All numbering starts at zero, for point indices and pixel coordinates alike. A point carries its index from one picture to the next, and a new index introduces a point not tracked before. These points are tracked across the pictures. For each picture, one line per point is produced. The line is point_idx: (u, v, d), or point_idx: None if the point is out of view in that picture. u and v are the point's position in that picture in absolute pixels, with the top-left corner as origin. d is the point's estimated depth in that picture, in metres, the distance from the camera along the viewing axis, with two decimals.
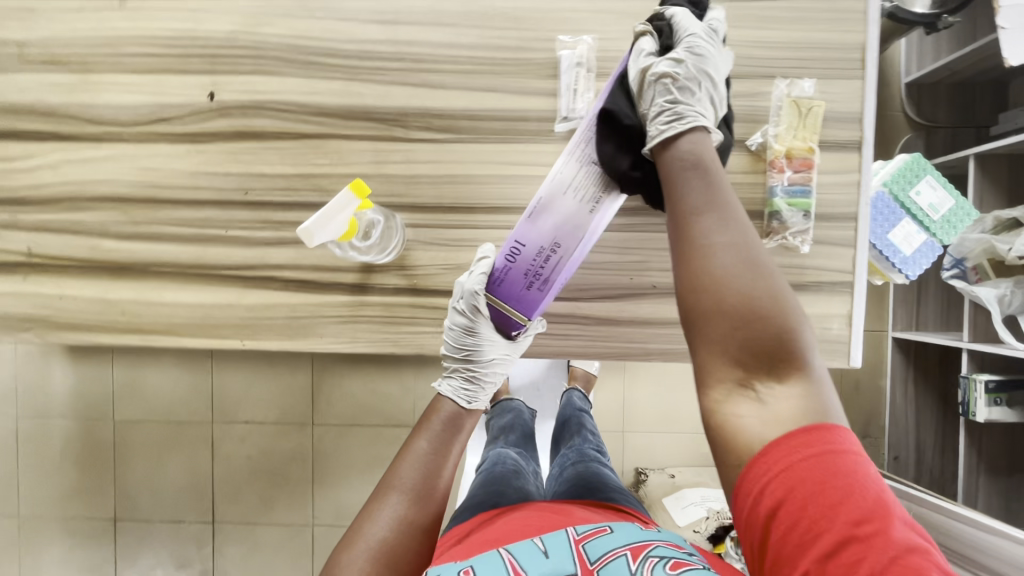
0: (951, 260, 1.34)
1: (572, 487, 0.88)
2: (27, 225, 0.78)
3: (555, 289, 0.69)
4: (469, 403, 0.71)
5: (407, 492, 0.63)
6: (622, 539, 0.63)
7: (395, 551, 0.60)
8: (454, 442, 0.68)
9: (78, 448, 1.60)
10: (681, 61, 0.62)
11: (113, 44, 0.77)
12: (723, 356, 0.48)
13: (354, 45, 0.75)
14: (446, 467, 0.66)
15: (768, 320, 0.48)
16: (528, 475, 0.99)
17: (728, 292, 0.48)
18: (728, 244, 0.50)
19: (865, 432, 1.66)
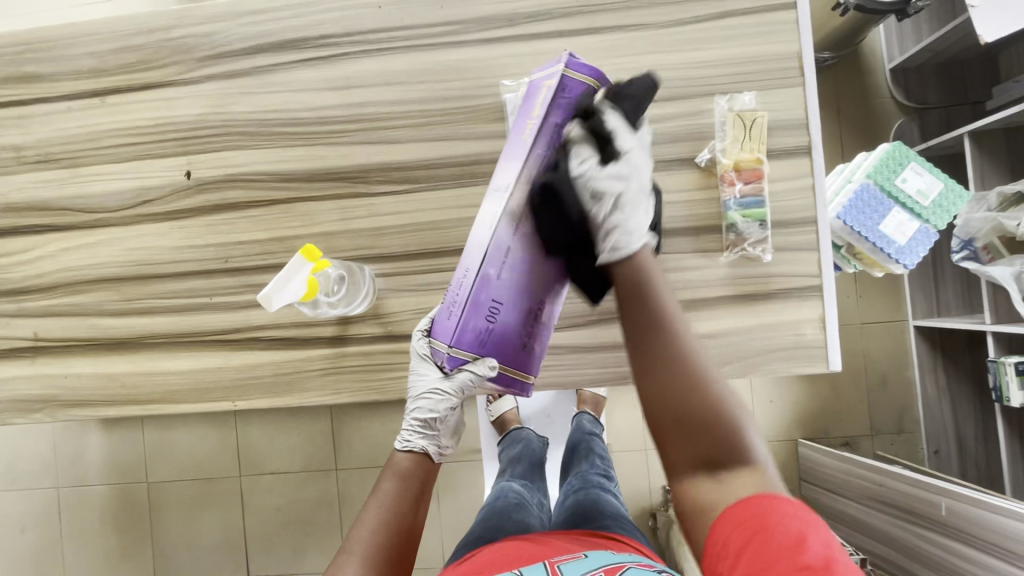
0: (959, 241, 1.31)
1: (572, 519, 0.88)
2: (32, 311, 0.84)
3: (474, 313, 0.64)
4: (403, 444, 0.73)
5: (365, 554, 0.63)
6: (597, 562, 0.64)
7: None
8: (411, 493, 0.70)
9: (115, 512, 1.65)
10: (625, 177, 0.58)
11: (96, 138, 0.83)
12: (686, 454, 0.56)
13: (313, 113, 0.80)
14: (401, 526, 0.67)
15: (716, 427, 0.55)
16: (533, 508, 0.98)
17: (690, 401, 0.54)
18: (682, 354, 0.55)
19: (900, 428, 1.60)
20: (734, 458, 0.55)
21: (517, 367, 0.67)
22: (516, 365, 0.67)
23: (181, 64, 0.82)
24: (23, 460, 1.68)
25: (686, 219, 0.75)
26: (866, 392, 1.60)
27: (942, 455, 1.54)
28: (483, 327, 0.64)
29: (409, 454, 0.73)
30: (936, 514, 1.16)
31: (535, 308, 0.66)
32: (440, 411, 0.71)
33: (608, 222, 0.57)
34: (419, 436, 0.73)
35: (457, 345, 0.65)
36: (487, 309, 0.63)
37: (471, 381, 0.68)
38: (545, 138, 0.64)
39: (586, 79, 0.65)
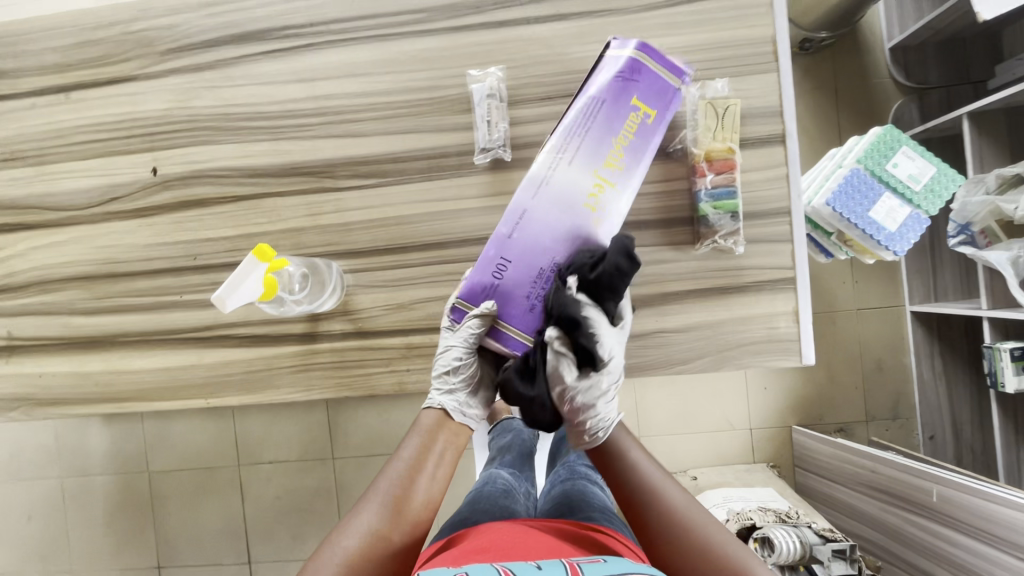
0: (956, 226, 1.27)
1: (558, 508, 0.82)
2: (6, 310, 0.84)
3: (484, 269, 0.64)
4: (427, 403, 0.68)
5: (381, 503, 0.58)
6: (617, 567, 0.55)
7: (362, 561, 0.55)
8: (440, 458, 0.64)
9: (117, 501, 1.68)
10: (604, 389, 0.59)
11: (62, 134, 0.82)
12: None
13: (278, 106, 0.79)
14: (423, 482, 0.61)
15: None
16: (520, 496, 0.92)
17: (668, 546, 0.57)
18: (652, 504, 0.59)
19: (895, 414, 1.58)
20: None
21: (519, 325, 0.64)
22: (524, 327, 0.64)
23: (144, 58, 0.80)
24: (24, 452, 1.70)
25: (657, 211, 0.73)
26: (863, 378, 1.59)
27: (937, 440, 1.53)
28: (489, 284, 0.64)
29: (430, 412, 0.67)
30: (927, 500, 1.15)
31: (547, 270, 0.63)
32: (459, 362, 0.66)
33: (585, 426, 0.61)
34: (440, 393, 0.68)
35: (462, 297, 0.64)
36: (495, 266, 0.63)
37: (471, 331, 0.64)
38: (576, 111, 0.64)
39: (633, 53, 0.64)
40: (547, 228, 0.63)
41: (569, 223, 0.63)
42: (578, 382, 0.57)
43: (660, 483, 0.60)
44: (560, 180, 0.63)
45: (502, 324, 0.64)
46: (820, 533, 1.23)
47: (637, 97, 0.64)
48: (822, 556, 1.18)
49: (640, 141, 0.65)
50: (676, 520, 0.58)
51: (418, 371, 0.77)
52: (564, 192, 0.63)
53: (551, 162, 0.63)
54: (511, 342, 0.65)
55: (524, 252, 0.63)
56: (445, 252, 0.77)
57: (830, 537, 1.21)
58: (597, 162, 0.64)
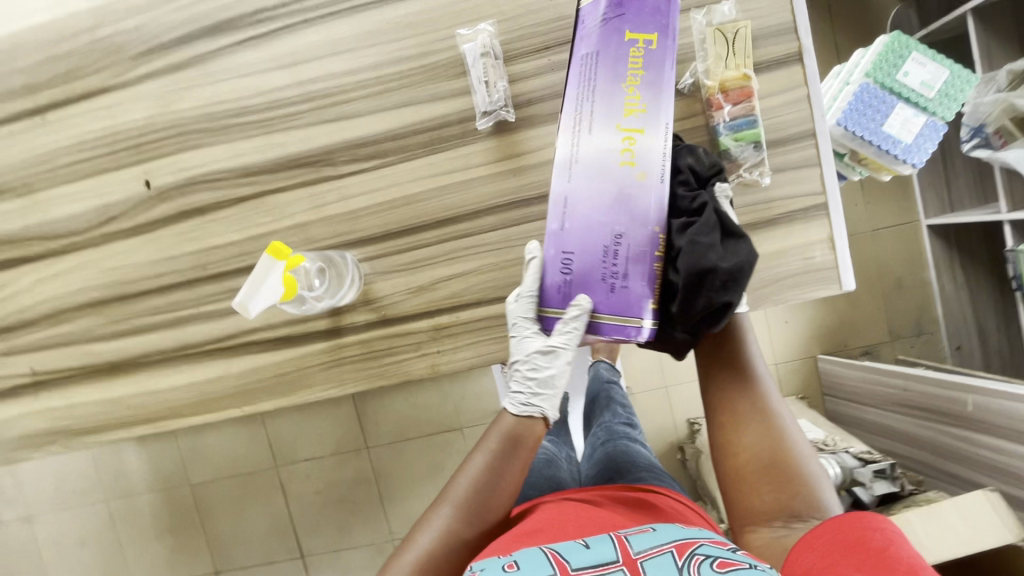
0: (969, 129, 1.22)
1: (604, 472, 0.82)
2: (26, 346, 0.83)
3: (557, 268, 0.62)
4: (517, 409, 0.65)
5: (459, 505, 0.58)
6: (666, 535, 0.52)
7: (442, 560, 0.56)
8: (518, 458, 0.61)
9: (167, 516, 1.70)
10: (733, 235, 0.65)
11: (46, 159, 0.79)
12: (761, 492, 0.57)
13: (263, 97, 0.75)
14: (502, 491, 0.59)
15: (795, 479, 0.57)
16: (563, 463, 0.91)
17: (761, 436, 0.59)
18: (753, 390, 0.62)
19: (919, 329, 1.57)
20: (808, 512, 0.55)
21: (611, 311, 0.61)
22: (614, 310, 0.61)
23: (117, 66, 0.76)
24: (67, 482, 1.72)
25: None
26: (883, 298, 1.57)
27: (965, 350, 1.51)
28: (561, 281, 0.62)
29: (528, 422, 0.64)
30: (962, 411, 1.14)
31: (611, 244, 0.60)
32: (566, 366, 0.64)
33: None
34: (541, 399, 0.65)
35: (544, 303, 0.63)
36: (562, 263, 0.61)
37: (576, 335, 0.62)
38: (573, 76, 0.62)
39: None
40: (596, 203, 0.60)
41: (613, 190, 0.60)
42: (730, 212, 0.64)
43: (770, 386, 0.62)
44: (588, 152, 0.60)
45: (594, 316, 0.61)
46: (858, 457, 1.24)
47: (630, 31, 0.60)
48: (864, 478, 1.19)
49: (652, 73, 0.60)
50: (778, 416, 0.60)
51: (449, 351, 0.75)
52: (597, 161, 0.60)
53: (571, 139, 0.61)
54: (607, 331, 0.61)
55: (583, 237, 0.60)
56: (459, 227, 0.74)
57: (870, 458, 1.23)
58: (617, 115, 0.60)
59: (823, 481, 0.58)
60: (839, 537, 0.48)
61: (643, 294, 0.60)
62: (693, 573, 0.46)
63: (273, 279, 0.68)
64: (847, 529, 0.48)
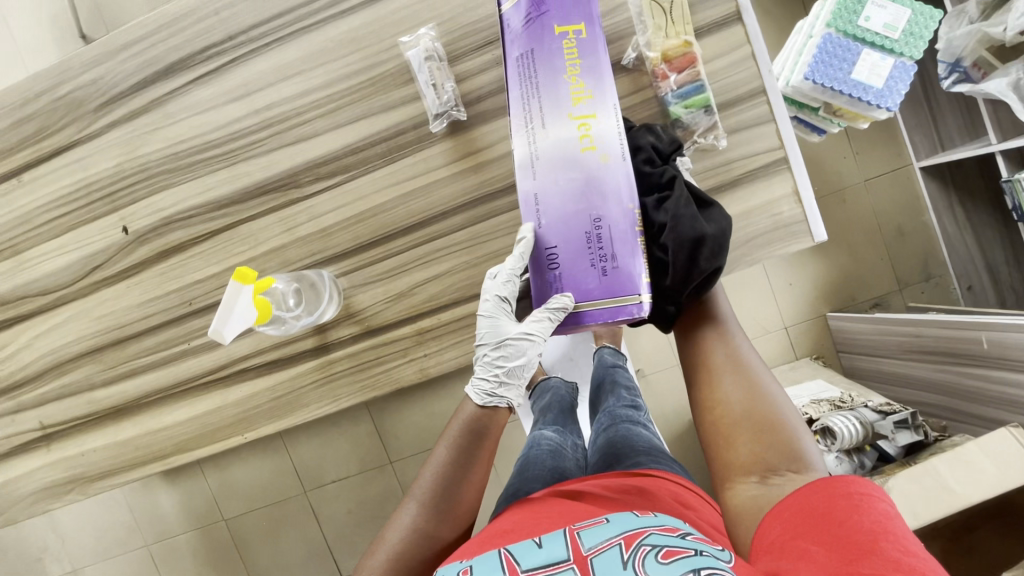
0: (945, 67, 1.18)
1: (605, 458, 0.82)
2: (33, 402, 0.85)
3: (542, 265, 0.61)
4: (482, 399, 0.65)
5: (423, 501, 0.60)
6: (618, 527, 0.52)
7: (409, 554, 0.58)
8: (481, 453, 0.63)
9: (206, 553, 1.73)
10: None
11: (29, 220, 0.81)
12: (738, 447, 0.57)
13: (223, 130, 0.76)
14: (465, 486, 0.61)
15: (771, 432, 0.56)
16: (569, 452, 0.91)
17: (734, 392, 0.60)
18: (729, 350, 0.64)
19: (928, 274, 1.55)
20: (787, 463, 0.54)
21: (611, 295, 0.59)
22: (609, 292, 0.58)
23: (80, 120, 0.79)
24: (106, 531, 1.76)
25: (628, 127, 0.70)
26: (886, 247, 1.55)
27: (976, 289, 1.47)
28: (550, 278, 0.60)
29: (492, 412, 0.65)
30: (978, 350, 1.12)
31: (592, 229, 0.58)
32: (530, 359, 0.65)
33: None
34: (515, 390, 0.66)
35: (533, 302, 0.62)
36: (546, 259, 0.60)
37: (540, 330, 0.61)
38: (513, 82, 0.61)
39: None
40: (565, 193, 0.59)
41: (580, 178, 0.58)
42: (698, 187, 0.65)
43: (748, 348, 0.64)
44: (547, 146, 0.59)
45: (582, 306, 0.59)
46: (877, 410, 1.22)
47: (558, 25, 0.60)
48: (886, 431, 1.18)
49: (589, 59, 0.60)
50: (756, 374, 0.61)
51: (435, 353, 0.76)
52: (557, 153, 0.59)
53: (527, 139, 0.60)
54: (604, 317, 0.59)
55: (560, 229, 0.59)
56: (428, 230, 0.75)
57: (889, 410, 1.21)
58: (565, 106, 0.59)
59: (805, 436, 0.56)
60: (803, 507, 0.47)
61: (635, 270, 0.58)
62: (636, 567, 0.46)
63: (246, 301, 0.68)
64: (813, 499, 0.47)
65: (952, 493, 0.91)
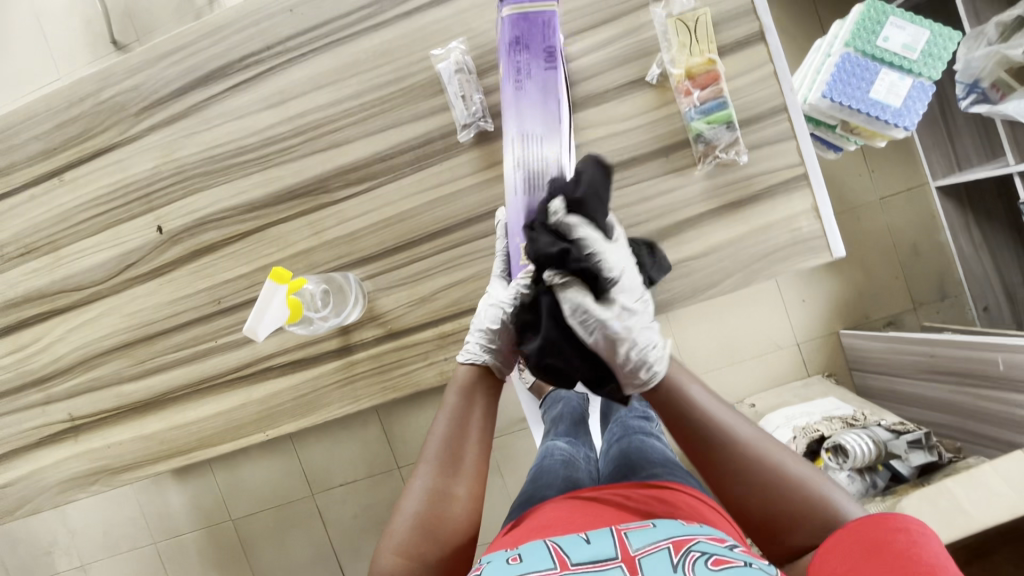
0: (964, 87, 1.19)
1: (619, 469, 0.82)
2: (63, 394, 0.88)
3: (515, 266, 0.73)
4: (466, 358, 0.67)
5: (435, 462, 0.63)
6: (664, 531, 0.53)
7: (431, 517, 0.60)
8: (481, 407, 0.66)
9: (214, 551, 1.75)
10: (618, 314, 0.56)
11: (67, 217, 0.85)
12: (775, 544, 0.56)
13: (258, 136, 0.79)
14: (470, 440, 0.65)
15: (805, 517, 0.54)
16: (581, 463, 0.91)
17: (750, 497, 0.56)
18: (725, 448, 0.58)
19: (943, 294, 1.54)
20: None
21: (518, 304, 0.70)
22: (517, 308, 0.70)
23: (122, 123, 0.82)
24: (117, 526, 1.78)
25: (652, 141, 0.71)
26: (900, 267, 1.55)
27: (993, 310, 1.48)
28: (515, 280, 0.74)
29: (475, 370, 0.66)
30: (995, 370, 1.11)
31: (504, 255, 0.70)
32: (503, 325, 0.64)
33: (621, 352, 0.57)
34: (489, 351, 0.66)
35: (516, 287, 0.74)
36: None
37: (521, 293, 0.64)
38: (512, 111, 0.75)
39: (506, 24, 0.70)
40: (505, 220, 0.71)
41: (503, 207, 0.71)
42: (586, 298, 0.55)
43: (723, 415, 0.59)
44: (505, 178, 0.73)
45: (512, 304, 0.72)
46: (890, 429, 1.21)
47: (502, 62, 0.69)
48: (899, 450, 1.17)
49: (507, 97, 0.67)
50: (745, 453, 0.57)
51: (456, 357, 0.78)
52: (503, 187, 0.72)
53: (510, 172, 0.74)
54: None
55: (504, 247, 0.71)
56: (452, 236, 0.77)
57: (902, 429, 1.20)
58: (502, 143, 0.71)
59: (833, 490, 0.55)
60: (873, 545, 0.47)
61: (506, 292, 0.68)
62: (687, 570, 0.47)
63: (278, 303, 0.70)
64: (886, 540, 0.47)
65: (967, 514, 0.90)
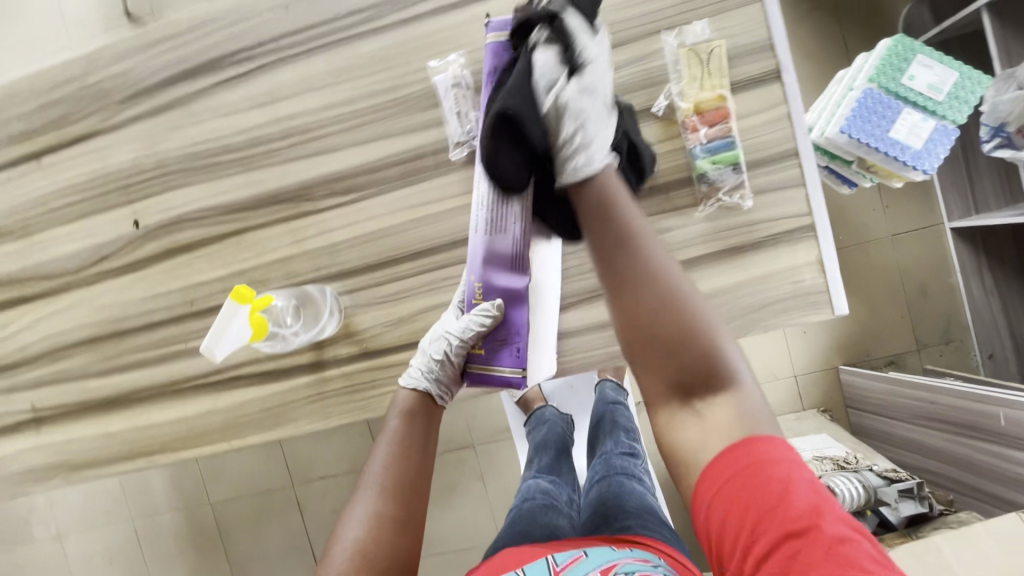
0: (988, 130, 1.13)
1: (597, 515, 0.79)
2: (28, 383, 0.85)
3: None
4: (407, 381, 0.68)
5: (376, 488, 0.61)
6: (594, 561, 0.59)
7: (372, 545, 0.58)
8: (424, 429, 0.66)
9: (187, 535, 1.73)
10: (580, 97, 0.53)
11: (43, 203, 0.82)
12: (663, 382, 0.52)
13: (244, 135, 0.76)
14: (412, 462, 0.63)
15: (704, 356, 0.51)
16: (562, 506, 0.88)
17: (663, 329, 0.51)
18: (648, 278, 0.52)
19: (948, 337, 1.49)
20: (716, 385, 0.51)
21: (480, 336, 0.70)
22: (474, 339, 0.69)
23: (104, 111, 0.79)
24: (93, 502, 1.76)
25: (653, 176, 0.67)
26: (906, 308, 1.50)
27: (998, 359, 1.41)
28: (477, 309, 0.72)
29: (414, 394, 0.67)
30: (994, 425, 1.07)
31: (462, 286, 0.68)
32: (444, 356, 0.66)
33: (569, 140, 0.52)
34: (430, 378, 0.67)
35: None
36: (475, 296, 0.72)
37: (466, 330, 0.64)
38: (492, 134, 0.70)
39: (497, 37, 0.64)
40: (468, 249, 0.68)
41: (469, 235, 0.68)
42: (554, 71, 0.52)
43: (652, 250, 0.52)
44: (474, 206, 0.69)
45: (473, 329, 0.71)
46: (882, 475, 1.17)
47: None
48: (890, 498, 1.13)
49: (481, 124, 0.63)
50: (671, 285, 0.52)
51: None
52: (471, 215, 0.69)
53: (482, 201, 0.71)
54: (509, 360, 0.66)
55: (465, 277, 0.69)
56: (437, 257, 0.73)
57: (894, 477, 1.16)
58: None
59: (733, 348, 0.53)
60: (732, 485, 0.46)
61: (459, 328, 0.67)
62: None
63: (238, 321, 0.69)
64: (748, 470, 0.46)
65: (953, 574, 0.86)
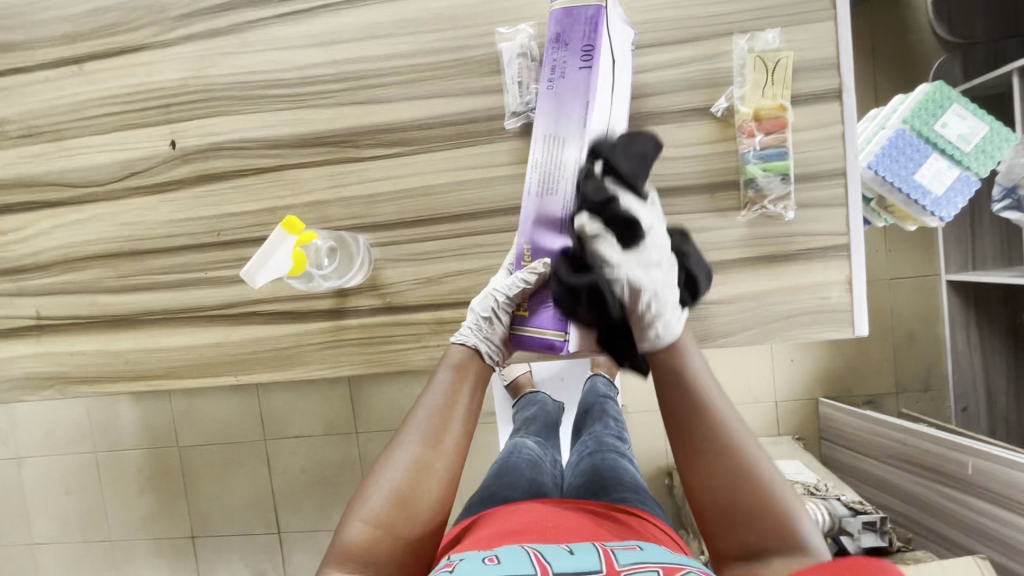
0: (1001, 189, 1.16)
1: (589, 484, 0.80)
2: (34, 290, 0.83)
3: None
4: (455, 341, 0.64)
5: (420, 437, 0.58)
6: (653, 555, 0.52)
7: (408, 492, 0.56)
8: (475, 390, 0.62)
9: (152, 473, 1.71)
10: (650, 267, 0.51)
11: (78, 109, 0.80)
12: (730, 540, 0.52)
13: (297, 73, 0.75)
14: (458, 418, 0.59)
15: (770, 513, 0.51)
16: (546, 466, 0.89)
17: (731, 486, 0.52)
18: (717, 434, 0.53)
19: (925, 385, 1.53)
20: (783, 549, 0.50)
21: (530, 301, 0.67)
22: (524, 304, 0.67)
23: (156, 25, 0.77)
24: (60, 427, 1.73)
25: (702, 174, 0.68)
26: (892, 350, 1.54)
27: (970, 412, 1.45)
28: None
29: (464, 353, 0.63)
30: (962, 473, 1.10)
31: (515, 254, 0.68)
32: (493, 312, 0.63)
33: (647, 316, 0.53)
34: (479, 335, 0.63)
35: None
36: None
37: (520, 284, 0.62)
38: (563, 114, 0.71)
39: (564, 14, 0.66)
40: None
41: None
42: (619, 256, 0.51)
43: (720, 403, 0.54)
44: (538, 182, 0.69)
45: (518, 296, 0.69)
46: (849, 505, 1.20)
47: None
48: (852, 528, 1.16)
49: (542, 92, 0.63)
50: (736, 442, 0.53)
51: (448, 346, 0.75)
52: None
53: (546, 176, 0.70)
54: (553, 322, 0.63)
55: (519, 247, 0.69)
56: (476, 223, 0.73)
57: (860, 509, 1.19)
58: None
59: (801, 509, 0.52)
60: None
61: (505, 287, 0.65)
62: None
63: (281, 252, 0.69)
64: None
65: None
